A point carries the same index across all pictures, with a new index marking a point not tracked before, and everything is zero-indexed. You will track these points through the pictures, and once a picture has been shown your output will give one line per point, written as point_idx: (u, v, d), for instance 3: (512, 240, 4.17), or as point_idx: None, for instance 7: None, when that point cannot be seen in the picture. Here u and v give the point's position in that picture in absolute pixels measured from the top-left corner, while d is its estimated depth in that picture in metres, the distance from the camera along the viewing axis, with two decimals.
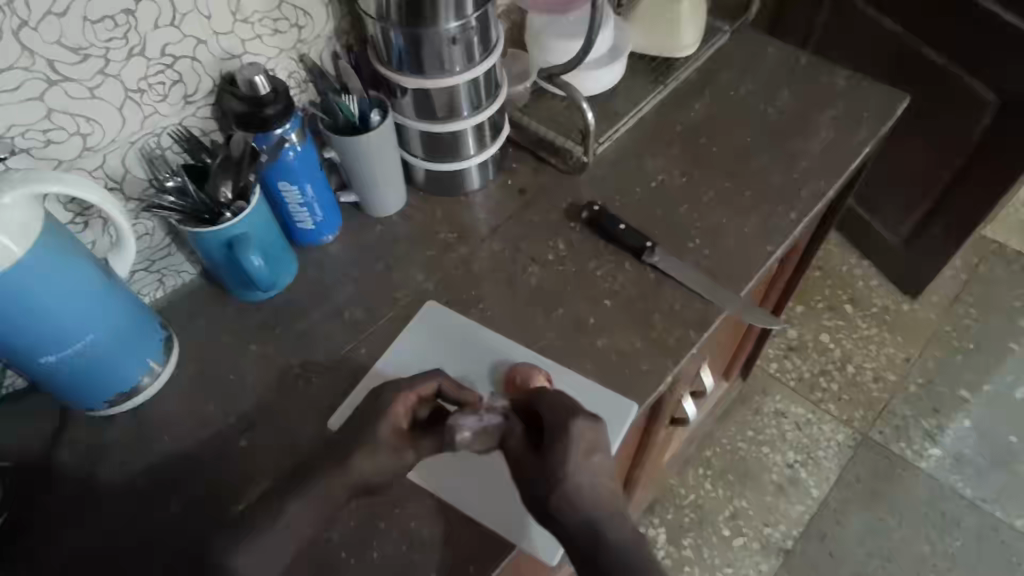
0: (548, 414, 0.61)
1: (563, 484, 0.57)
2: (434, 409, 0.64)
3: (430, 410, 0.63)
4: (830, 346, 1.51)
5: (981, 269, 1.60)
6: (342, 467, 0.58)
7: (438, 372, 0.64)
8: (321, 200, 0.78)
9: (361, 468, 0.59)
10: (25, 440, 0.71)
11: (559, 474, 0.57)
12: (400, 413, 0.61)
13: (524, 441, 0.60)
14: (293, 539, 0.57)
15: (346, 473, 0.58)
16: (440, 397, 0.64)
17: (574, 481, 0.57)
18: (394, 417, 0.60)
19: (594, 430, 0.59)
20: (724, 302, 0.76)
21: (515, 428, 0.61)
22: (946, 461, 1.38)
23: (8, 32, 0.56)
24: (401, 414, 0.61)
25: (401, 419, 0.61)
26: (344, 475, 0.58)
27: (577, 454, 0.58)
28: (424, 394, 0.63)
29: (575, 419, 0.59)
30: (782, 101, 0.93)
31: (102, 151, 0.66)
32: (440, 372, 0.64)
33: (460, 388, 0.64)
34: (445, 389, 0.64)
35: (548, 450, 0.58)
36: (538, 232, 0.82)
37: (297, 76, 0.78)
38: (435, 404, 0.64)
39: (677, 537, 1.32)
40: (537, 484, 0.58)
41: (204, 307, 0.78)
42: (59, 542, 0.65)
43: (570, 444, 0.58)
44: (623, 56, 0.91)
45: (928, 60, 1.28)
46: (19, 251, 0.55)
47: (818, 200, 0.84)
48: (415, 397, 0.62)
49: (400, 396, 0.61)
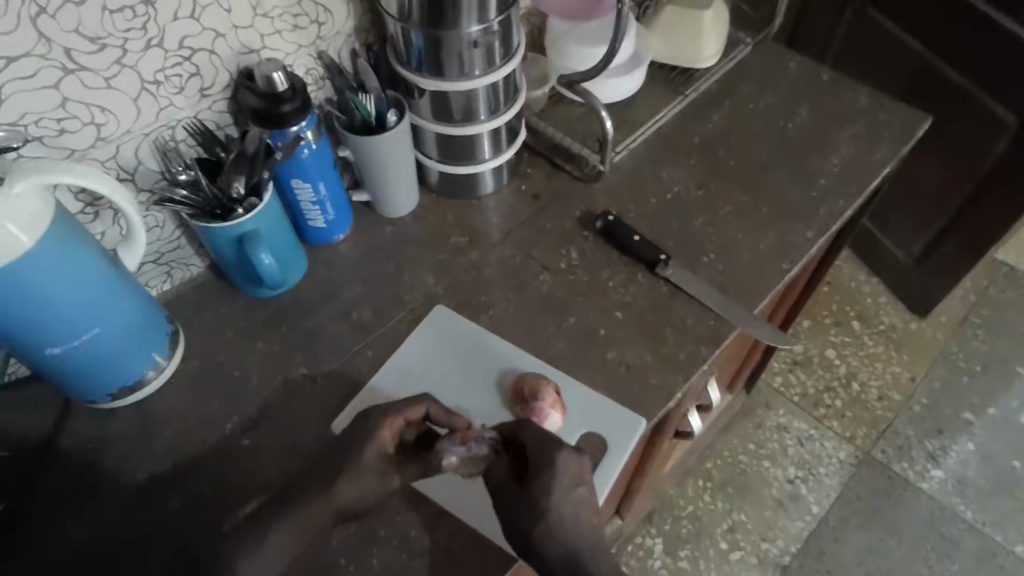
0: (531, 445, 0.59)
1: (546, 516, 0.56)
2: (421, 432, 0.63)
3: (418, 433, 0.62)
4: (836, 362, 1.50)
5: (990, 290, 1.59)
6: (327, 492, 0.57)
7: (427, 397, 0.62)
8: (333, 198, 0.77)
9: (345, 493, 0.58)
10: (26, 430, 0.70)
11: (542, 507, 0.57)
12: (387, 438, 0.60)
13: (509, 470, 0.60)
14: (281, 555, 0.57)
15: (330, 498, 0.57)
16: (428, 420, 0.63)
17: (557, 512, 0.57)
18: (381, 441, 0.59)
19: (579, 461, 0.58)
20: (737, 319, 0.75)
21: (497, 459, 0.60)
22: (947, 483, 1.37)
23: (26, 19, 0.55)
24: (388, 439, 0.60)
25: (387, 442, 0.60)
26: (328, 501, 0.57)
27: (560, 486, 0.57)
28: (412, 418, 0.62)
29: (560, 451, 0.58)
30: (803, 117, 0.92)
31: (116, 142, 0.66)
32: (429, 396, 0.62)
33: (449, 412, 0.63)
34: (433, 413, 0.63)
35: (529, 482, 0.58)
36: (551, 240, 0.81)
37: (315, 72, 0.77)
38: (424, 427, 0.63)
39: (674, 548, 1.31)
40: (519, 514, 0.58)
41: (211, 301, 0.77)
42: (56, 534, 0.64)
43: (552, 478, 0.57)
44: (644, 64, 0.90)
45: (949, 79, 1.27)
46: (28, 242, 0.55)
47: (835, 219, 0.83)
48: (403, 421, 0.61)
49: (388, 421, 0.60)
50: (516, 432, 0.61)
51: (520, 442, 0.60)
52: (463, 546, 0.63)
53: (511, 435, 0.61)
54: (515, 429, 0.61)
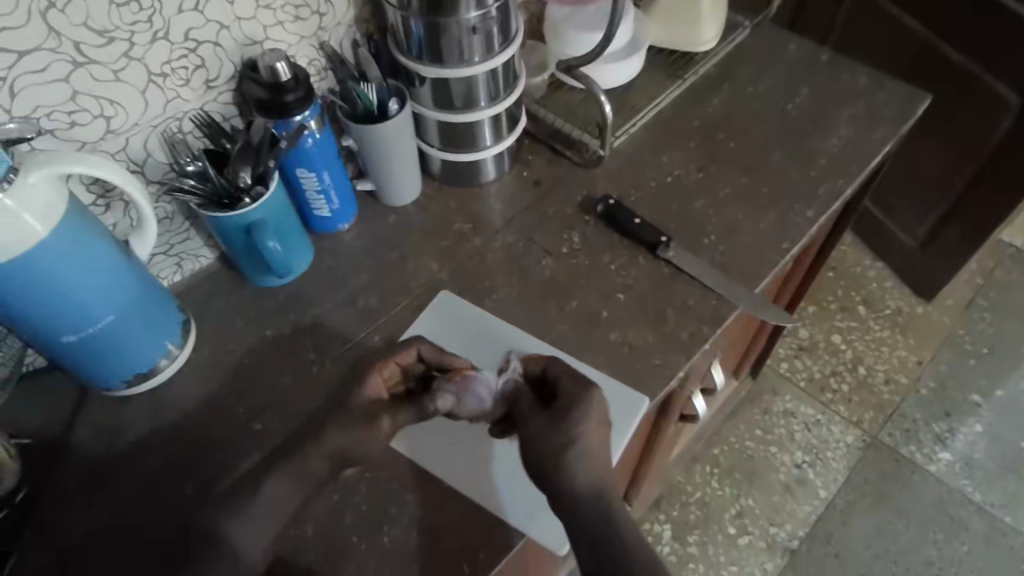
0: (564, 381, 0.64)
1: (574, 445, 0.59)
2: (422, 374, 0.67)
3: (417, 375, 0.67)
4: (842, 347, 1.51)
5: (997, 272, 1.59)
6: (316, 442, 0.60)
7: (418, 341, 0.67)
8: (338, 188, 0.78)
9: (335, 440, 0.61)
10: (43, 419, 0.72)
11: (571, 435, 0.59)
12: (379, 383, 0.64)
13: (534, 401, 0.64)
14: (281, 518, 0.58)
15: (319, 447, 0.60)
16: (423, 363, 0.67)
17: (585, 444, 0.59)
18: (372, 388, 0.63)
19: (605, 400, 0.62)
20: (738, 299, 0.76)
21: (523, 391, 0.65)
22: (955, 465, 1.38)
23: (36, 14, 0.57)
24: (381, 383, 0.64)
25: (383, 386, 0.64)
26: (318, 450, 0.60)
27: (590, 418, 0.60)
28: (405, 363, 0.66)
29: (596, 390, 0.62)
30: (802, 98, 0.92)
31: (125, 134, 0.67)
32: (421, 340, 0.67)
33: (441, 354, 0.67)
34: (426, 354, 0.67)
35: (562, 407, 0.61)
36: (552, 225, 0.82)
37: (317, 63, 0.78)
38: (420, 369, 0.67)
39: (683, 534, 1.32)
40: (549, 438, 0.60)
41: (221, 292, 0.79)
42: (73, 519, 0.65)
43: (587, 408, 0.61)
44: (643, 49, 0.91)
45: (950, 61, 1.27)
46: (43, 232, 0.56)
47: (835, 198, 0.83)
48: (397, 366, 0.66)
49: (378, 366, 0.64)
50: (549, 364, 0.66)
51: (552, 378, 0.65)
52: (470, 525, 0.64)
53: (541, 370, 0.66)
54: (545, 364, 0.66)
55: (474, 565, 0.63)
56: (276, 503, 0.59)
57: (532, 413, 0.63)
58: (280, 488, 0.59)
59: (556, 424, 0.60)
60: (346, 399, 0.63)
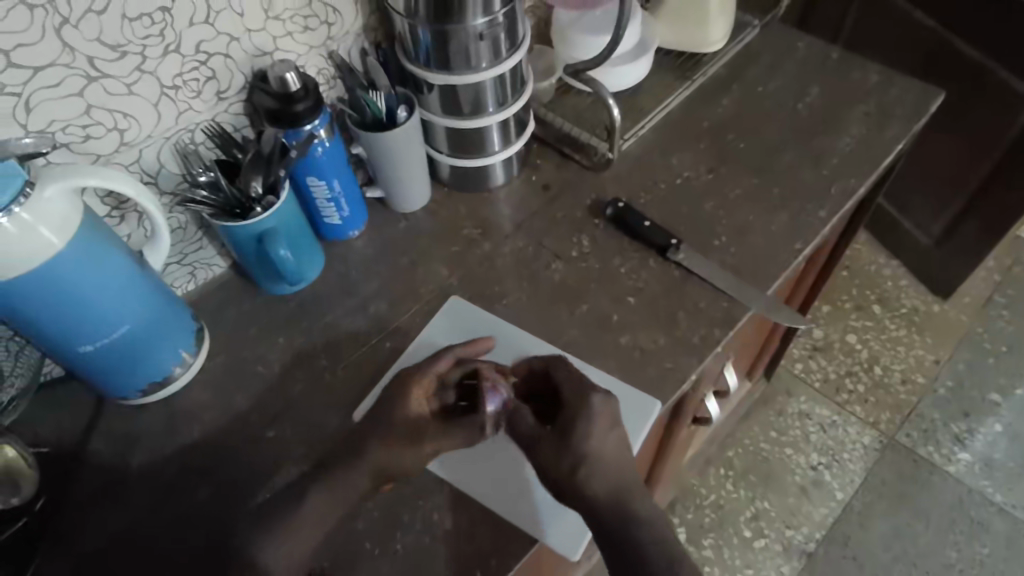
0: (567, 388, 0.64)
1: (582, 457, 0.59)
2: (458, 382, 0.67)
3: (456, 381, 0.67)
4: (857, 347, 1.49)
5: (1015, 269, 1.57)
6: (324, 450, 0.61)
7: (449, 347, 0.67)
8: (348, 195, 0.79)
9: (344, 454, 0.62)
10: (59, 428, 0.73)
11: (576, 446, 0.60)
12: (422, 402, 0.64)
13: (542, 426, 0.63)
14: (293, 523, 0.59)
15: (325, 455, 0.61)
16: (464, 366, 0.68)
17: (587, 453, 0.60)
18: (415, 406, 0.64)
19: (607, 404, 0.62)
20: (749, 300, 0.75)
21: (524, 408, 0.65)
22: (975, 466, 1.36)
23: (50, 30, 0.58)
24: (423, 399, 0.64)
25: (423, 400, 0.65)
26: None
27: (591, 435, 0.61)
28: (443, 369, 0.66)
29: (600, 395, 0.63)
30: (812, 97, 0.92)
31: (139, 146, 0.68)
32: (451, 345, 0.67)
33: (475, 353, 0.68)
34: (461, 355, 0.68)
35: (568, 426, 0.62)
36: (562, 229, 0.82)
37: (326, 72, 0.79)
38: (463, 376, 0.67)
39: (698, 537, 1.31)
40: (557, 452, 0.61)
41: (232, 300, 0.80)
42: (90, 526, 0.66)
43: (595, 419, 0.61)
44: (651, 51, 0.91)
45: (963, 57, 1.26)
46: (59, 244, 0.57)
47: (847, 198, 0.83)
48: (434, 377, 0.66)
49: (417, 383, 0.65)
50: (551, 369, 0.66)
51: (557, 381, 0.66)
52: (482, 530, 0.65)
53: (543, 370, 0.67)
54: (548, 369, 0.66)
55: (486, 570, 0.63)
56: (308, 511, 0.60)
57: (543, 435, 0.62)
58: (310, 495, 0.60)
59: (569, 439, 0.61)
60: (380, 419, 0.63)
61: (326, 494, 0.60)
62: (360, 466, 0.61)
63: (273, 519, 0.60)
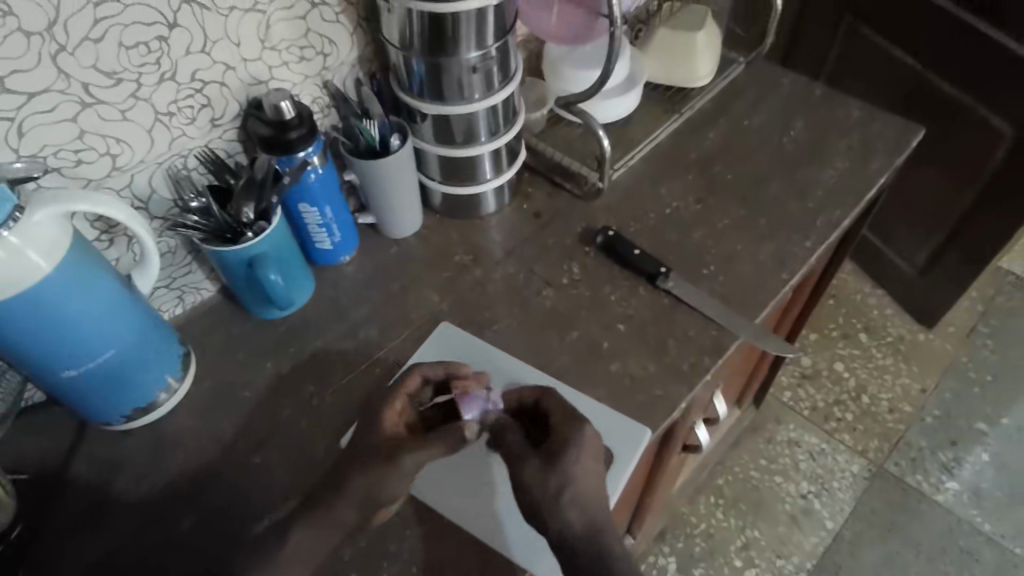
0: (556, 418, 0.63)
1: (574, 485, 0.59)
2: (430, 399, 0.66)
3: (429, 401, 0.66)
4: (845, 374, 1.50)
5: (997, 299, 1.59)
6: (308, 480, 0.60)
7: (417, 366, 0.66)
8: (340, 221, 0.79)
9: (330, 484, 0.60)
10: (41, 452, 0.71)
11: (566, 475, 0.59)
12: (395, 418, 0.63)
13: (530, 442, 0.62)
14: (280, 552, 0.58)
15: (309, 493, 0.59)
16: (432, 384, 0.66)
17: (584, 480, 0.59)
18: (389, 422, 0.62)
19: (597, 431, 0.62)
20: (738, 329, 0.76)
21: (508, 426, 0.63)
22: (963, 495, 1.36)
23: (46, 56, 0.58)
24: (395, 415, 0.63)
25: (398, 420, 0.63)
26: None
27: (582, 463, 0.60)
28: (413, 389, 0.65)
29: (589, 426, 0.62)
30: (797, 130, 0.94)
31: (131, 171, 0.68)
32: (418, 363, 0.66)
33: (441, 366, 0.67)
34: (429, 372, 0.66)
35: (549, 454, 0.60)
36: (552, 256, 0.83)
37: (321, 101, 0.80)
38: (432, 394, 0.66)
39: (688, 566, 1.30)
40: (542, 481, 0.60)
41: (221, 325, 0.79)
42: (69, 554, 0.65)
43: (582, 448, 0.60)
44: (640, 85, 0.93)
45: (942, 94, 1.29)
46: (47, 267, 0.57)
47: (833, 228, 0.84)
48: (405, 396, 0.64)
49: (388, 400, 0.63)
50: (542, 397, 0.65)
51: (545, 410, 0.65)
52: (471, 558, 0.64)
53: (535, 399, 0.66)
54: (538, 395, 0.66)
55: None
56: (295, 538, 0.59)
57: (529, 455, 0.61)
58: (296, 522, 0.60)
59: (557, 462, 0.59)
60: (361, 443, 0.61)
61: (310, 530, 0.60)
62: (344, 494, 0.60)
63: (260, 558, 0.60)
